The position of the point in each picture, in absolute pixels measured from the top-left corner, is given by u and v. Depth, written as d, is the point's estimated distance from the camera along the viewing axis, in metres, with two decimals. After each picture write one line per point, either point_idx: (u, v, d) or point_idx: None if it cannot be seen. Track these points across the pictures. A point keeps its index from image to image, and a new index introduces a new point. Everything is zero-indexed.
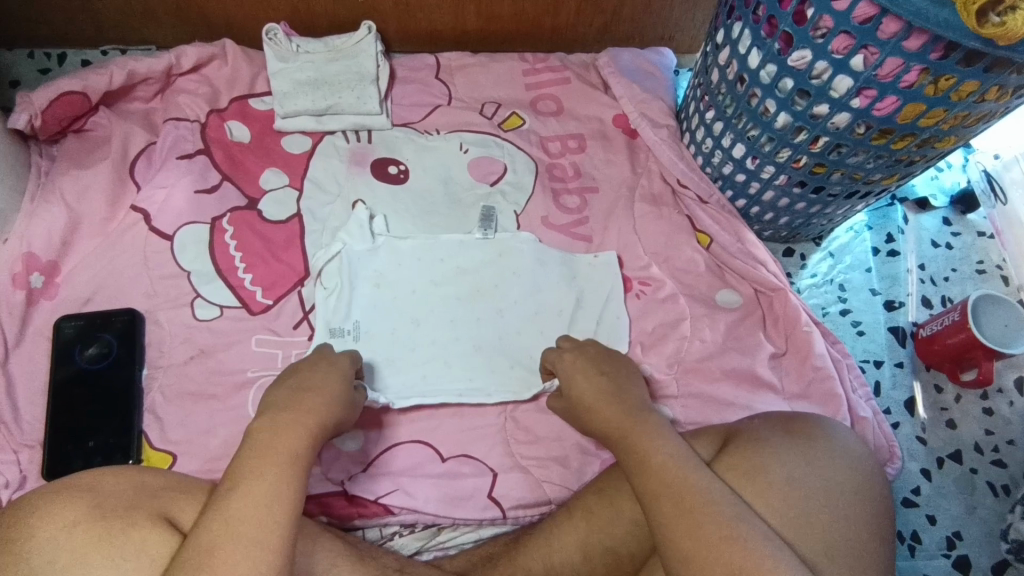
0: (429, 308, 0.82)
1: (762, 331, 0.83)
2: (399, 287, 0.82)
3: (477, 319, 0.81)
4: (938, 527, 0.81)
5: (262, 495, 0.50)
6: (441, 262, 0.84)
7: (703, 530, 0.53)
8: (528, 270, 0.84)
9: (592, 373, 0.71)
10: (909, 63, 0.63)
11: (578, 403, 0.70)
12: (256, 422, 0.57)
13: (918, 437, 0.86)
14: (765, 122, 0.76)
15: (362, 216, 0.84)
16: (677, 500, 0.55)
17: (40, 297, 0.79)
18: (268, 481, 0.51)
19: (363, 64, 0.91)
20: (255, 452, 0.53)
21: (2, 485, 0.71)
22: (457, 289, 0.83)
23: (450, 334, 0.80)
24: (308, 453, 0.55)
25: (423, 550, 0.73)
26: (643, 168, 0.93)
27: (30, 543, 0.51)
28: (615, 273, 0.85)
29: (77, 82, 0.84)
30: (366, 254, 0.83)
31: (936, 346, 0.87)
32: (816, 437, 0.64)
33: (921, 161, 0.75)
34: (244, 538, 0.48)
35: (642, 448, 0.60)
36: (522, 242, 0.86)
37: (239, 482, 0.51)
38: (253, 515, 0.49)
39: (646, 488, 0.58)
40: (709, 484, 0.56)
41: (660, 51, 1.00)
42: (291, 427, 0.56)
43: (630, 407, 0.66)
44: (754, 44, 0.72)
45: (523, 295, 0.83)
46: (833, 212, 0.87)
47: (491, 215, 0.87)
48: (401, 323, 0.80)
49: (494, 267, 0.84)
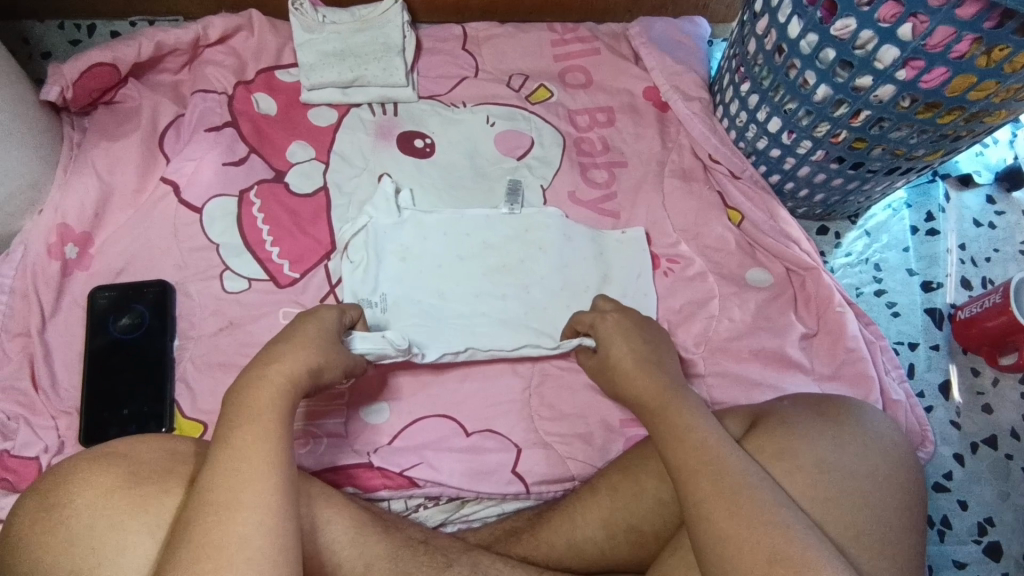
0: (455, 283, 0.81)
1: (794, 312, 0.82)
2: (425, 260, 0.82)
3: (503, 295, 0.81)
4: (970, 513, 0.80)
5: (253, 451, 0.51)
6: (468, 237, 0.83)
7: (743, 514, 0.52)
8: (554, 245, 0.83)
9: (634, 338, 0.69)
10: (961, 32, 0.60)
11: (615, 367, 0.68)
12: (234, 383, 0.57)
13: (952, 421, 0.84)
14: (804, 94, 0.73)
15: (388, 189, 0.83)
16: (715, 479, 0.55)
17: (75, 268, 0.81)
18: (247, 433, 0.52)
19: (390, 35, 0.90)
20: (228, 416, 0.54)
21: (42, 450, 0.73)
22: (483, 264, 0.82)
23: (477, 309, 0.80)
24: (279, 404, 0.55)
25: (447, 522, 0.74)
26: (674, 142, 0.90)
27: (70, 509, 0.53)
28: (644, 250, 0.84)
29: (108, 53, 0.85)
30: (392, 228, 0.82)
31: (974, 329, 0.84)
32: (850, 421, 0.63)
33: (968, 136, 0.72)
34: (229, 492, 0.50)
35: (680, 424, 0.59)
36: (548, 217, 0.84)
37: (229, 438, 0.52)
38: (247, 469, 0.51)
39: (679, 467, 0.57)
40: (743, 466, 0.56)
41: (694, 20, 0.96)
42: (266, 382, 0.56)
43: (667, 381, 0.65)
44: (795, 12, 0.69)
45: (549, 270, 0.82)
46: (872, 189, 0.84)
47: (517, 189, 0.86)
48: (427, 297, 0.80)
49: (520, 243, 0.83)
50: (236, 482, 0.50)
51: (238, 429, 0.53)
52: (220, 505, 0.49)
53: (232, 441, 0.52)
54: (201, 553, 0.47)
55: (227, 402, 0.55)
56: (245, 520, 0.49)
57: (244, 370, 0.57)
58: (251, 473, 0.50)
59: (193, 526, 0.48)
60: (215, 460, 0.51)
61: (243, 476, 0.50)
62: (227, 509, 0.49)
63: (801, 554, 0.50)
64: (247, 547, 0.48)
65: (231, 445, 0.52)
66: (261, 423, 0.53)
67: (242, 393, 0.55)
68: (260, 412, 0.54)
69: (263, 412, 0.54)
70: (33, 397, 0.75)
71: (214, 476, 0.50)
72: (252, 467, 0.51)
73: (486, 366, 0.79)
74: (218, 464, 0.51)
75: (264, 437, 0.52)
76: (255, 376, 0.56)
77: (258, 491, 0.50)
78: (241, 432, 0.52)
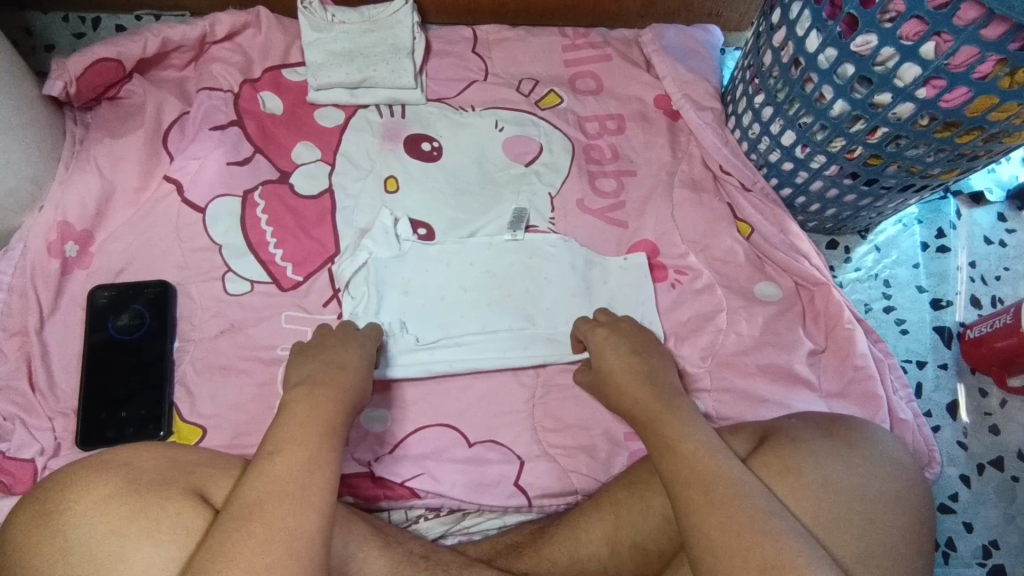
0: (460, 313, 0.80)
1: (802, 326, 0.81)
2: (427, 294, 0.80)
3: (510, 327, 0.79)
4: (975, 535, 0.79)
5: (313, 459, 0.51)
6: (470, 267, 0.82)
7: (733, 524, 0.51)
8: (559, 276, 0.81)
9: (626, 350, 0.70)
10: (985, 53, 0.59)
11: (609, 379, 0.69)
12: (290, 397, 0.57)
13: (959, 442, 0.84)
14: (819, 109, 0.72)
15: (387, 221, 0.82)
16: (708, 490, 0.53)
17: (75, 266, 0.79)
18: (316, 444, 0.53)
19: (400, 36, 0.88)
20: (286, 416, 0.55)
21: (38, 452, 0.71)
22: (486, 295, 0.81)
23: (480, 341, 0.78)
24: (343, 425, 0.57)
25: (447, 534, 0.73)
26: (684, 152, 0.89)
27: (67, 516, 0.51)
28: (646, 276, 0.82)
29: (112, 48, 0.83)
30: (392, 262, 0.81)
31: (983, 348, 0.83)
32: (857, 442, 0.63)
33: (985, 156, 0.71)
34: (296, 495, 0.49)
35: (671, 436, 0.59)
36: (552, 244, 0.83)
37: (294, 446, 0.52)
38: (303, 475, 0.50)
39: (674, 479, 0.56)
40: (740, 476, 0.54)
41: (707, 28, 0.95)
42: (326, 400, 0.57)
43: (662, 391, 0.65)
44: (813, 26, 0.68)
45: (553, 300, 0.81)
46: (884, 205, 0.83)
47: (522, 216, 0.84)
48: (429, 328, 0.79)
49: (524, 263, 0.82)
50: (286, 473, 0.50)
51: (301, 433, 0.53)
52: (294, 496, 0.49)
53: (304, 437, 0.53)
54: (250, 529, 0.46)
55: (283, 409, 0.56)
56: (306, 520, 0.48)
57: (293, 390, 0.59)
58: (318, 480, 0.50)
59: (266, 510, 0.48)
60: (269, 453, 0.51)
61: (300, 475, 0.50)
62: (290, 499, 0.48)
63: (789, 559, 0.49)
64: (298, 536, 0.47)
65: (299, 449, 0.52)
66: (330, 441, 0.54)
67: (302, 402, 0.56)
68: (331, 426, 0.55)
69: (334, 432, 0.55)
70: (29, 397, 0.74)
71: (291, 468, 0.50)
72: (322, 475, 0.51)
73: (490, 375, 0.78)
74: (289, 461, 0.51)
75: (305, 438, 0.53)
76: (305, 392, 0.58)
77: (323, 496, 0.50)
78: (305, 436, 0.53)
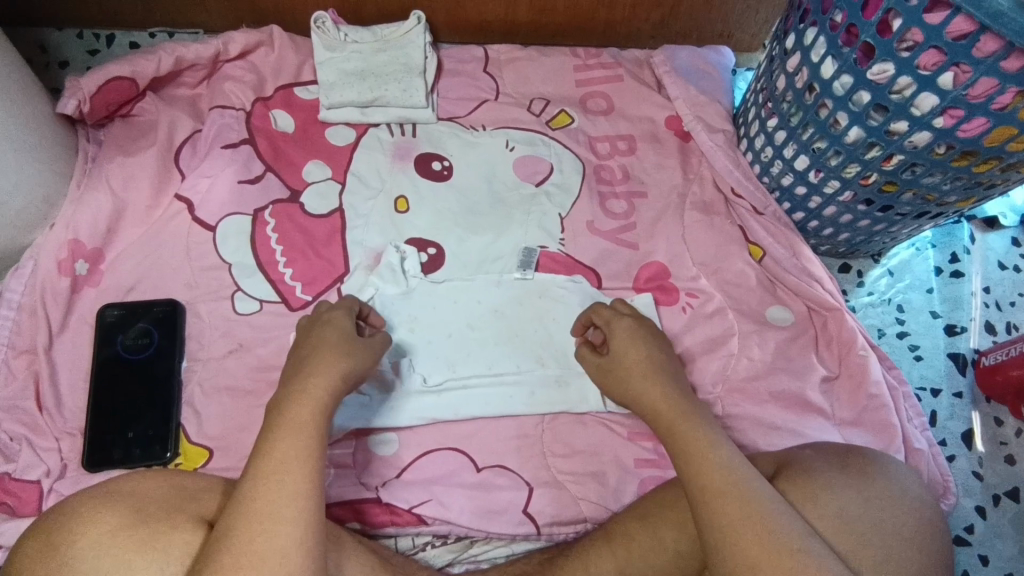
0: (467, 352, 0.79)
1: (815, 353, 0.80)
2: (434, 331, 0.79)
3: (517, 367, 0.78)
4: (991, 568, 0.78)
5: (274, 470, 0.51)
6: (479, 304, 0.81)
7: (770, 538, 0.52)
8: (567, 317, 0.80)
9: (644, 344, 0.68)
10: (1004, 85, 0.58)
11: (627, 371, 0.67)
12: (277, 396, 0.56)
13: (974, 471, 0.82)
14: (834, 135, 0.71)
15: (393, 258, 0.81)
16: (740, 502, 0.54)
17: (84, 285, 0.79)
18: (285, 454, 0.51)
19: (411, 55, 0.88)
20: (271, 425, 0.54)
21: (44, 473, 0.71)
22: (494, 333, 0.80)
23: (487, 380, 0.77)
24: (323, 421, 0.55)
25: (455, 562, 0.72)
26: (695, 173, 0.89)
27: (73, 549, 0.51)
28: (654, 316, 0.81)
29: (126, 67, 0.84)
30: (399, 298, 0.80)
31: (998, 376, 0.82)
32: (873, 475, 0.62)
33: (1002, 185, 0.70)
34: (265, 519, 0.49)
35: (700, 441, 0.58)
36: (563, 285, 0.82)
37: (280, 469, 0.51)
38: (270, 497, 0.50)
39: (698, 488, 0.56)
40: (773, 505, 0.54)
41: (719, 50, 0.95)
42: (308, 397, 0.55)
43: (680, 392, 0.64)
44: (829, 53, 0.68)
45: (561, 339, 0.80)
46: (898, 231, 0.82)
47: (530, 258, 0.83)
48: (435, 368, 0.78)
49: (534, 305, 0.81)
50: (257, 498, 0.50)
51: (278, 447, 0.52)
52: (263, 517, 0.49)
53: (276, 451, 0.52)
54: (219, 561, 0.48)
55: (271, 410, 0.55)
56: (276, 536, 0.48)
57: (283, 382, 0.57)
58: (284, 491, 0.50)
59: (234, 535, 0.48)
60: (250, 474, 0.51)
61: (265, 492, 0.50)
62: (258, 523, 0.49)
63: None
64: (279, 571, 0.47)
65: (271, 461, 0.51)
66: (302, 440, 0.52)
67: (291, 401, 0.55)
68: (309, 427, 0.53)
69: (306, 431, 0.53)
70: (37, 417, 0.74)
71: (262, 484, 0.50)
72: (292, 483, 0.50)
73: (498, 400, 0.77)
74: (262, 480, 0.50)
75: (291, 456, 0.51)
76: (296, 387, 0.56)
77: (293, 508, 0.50)
78: (280, 445, 0.52)
